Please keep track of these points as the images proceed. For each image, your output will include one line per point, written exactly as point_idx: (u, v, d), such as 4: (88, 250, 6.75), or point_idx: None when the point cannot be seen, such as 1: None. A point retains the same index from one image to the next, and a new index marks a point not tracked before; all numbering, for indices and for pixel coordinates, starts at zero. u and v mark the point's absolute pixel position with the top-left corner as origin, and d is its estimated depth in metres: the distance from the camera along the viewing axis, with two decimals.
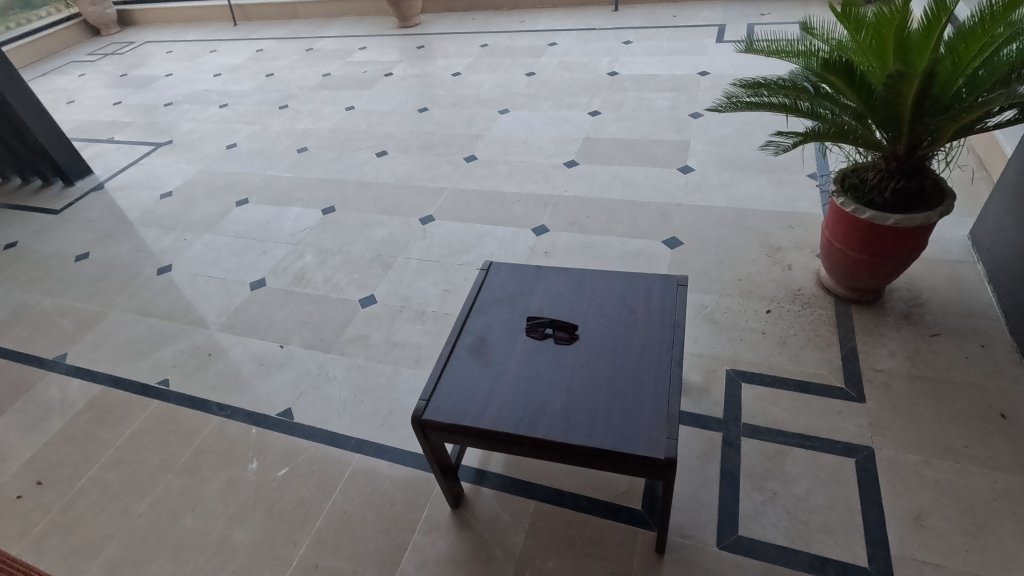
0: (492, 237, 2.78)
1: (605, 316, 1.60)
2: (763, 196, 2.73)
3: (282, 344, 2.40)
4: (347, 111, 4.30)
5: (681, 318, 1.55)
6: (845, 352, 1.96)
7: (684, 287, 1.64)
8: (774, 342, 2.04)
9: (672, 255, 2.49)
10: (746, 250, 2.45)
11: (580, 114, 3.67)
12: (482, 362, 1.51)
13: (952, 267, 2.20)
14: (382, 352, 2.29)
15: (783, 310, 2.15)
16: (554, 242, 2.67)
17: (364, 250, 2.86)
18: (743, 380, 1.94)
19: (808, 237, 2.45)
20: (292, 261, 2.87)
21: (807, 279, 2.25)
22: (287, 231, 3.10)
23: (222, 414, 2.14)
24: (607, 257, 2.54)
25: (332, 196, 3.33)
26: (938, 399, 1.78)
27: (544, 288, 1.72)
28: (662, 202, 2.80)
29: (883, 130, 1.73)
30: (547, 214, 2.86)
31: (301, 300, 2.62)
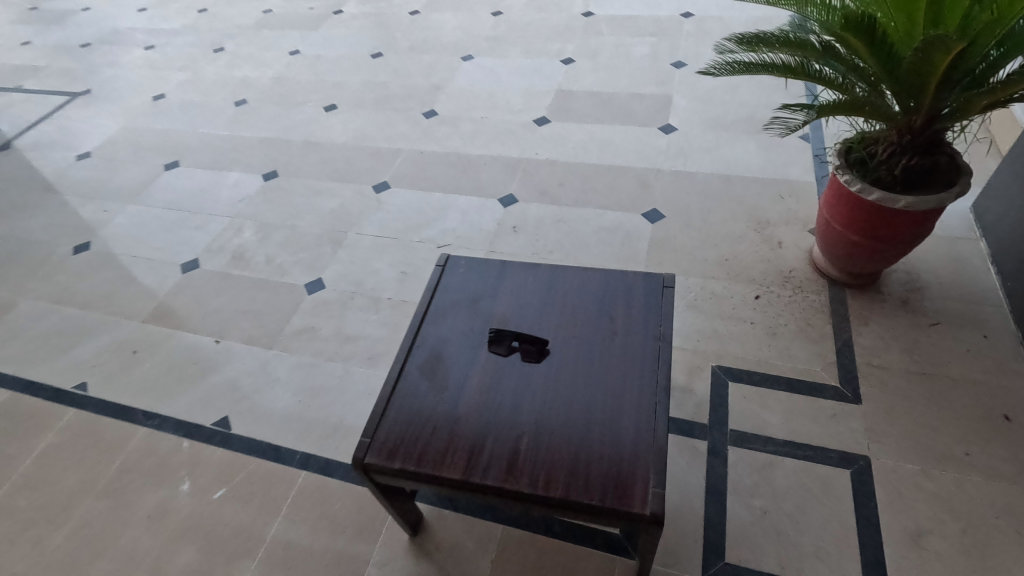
0: (455, 209, 2.49)
1: (580, 325, 1.38)
2: (752, 160, 2.49)
3: (218, 339, 2.13)
4: (291, 56, 3.82)
5: (666, 329, 1.33)
6: (839, 346, 1.80)
7: (671, 288, 1.42)
8: (763, 333, 1.86)
9: (653, 231, 2.26)
10: (733, 225, 2.23)
11: (552, 63, 3.31)
12: (436, 383, 1.29)
13: (952, 245, 2.03)
14: (331, 347, 2.04)
15: (773, 296, 1.96)
16: (524, 215, 2.41)
17: (312, 224, 2.54)
18: (730, 379, 1.76)
19: (799, 210, 2.24)
20: (229, 237, 2.54)
21: (799, 259, 2.06)
22: (223, 200, 2.74)
23: (149, 424, 1.90)
24: (582, 233, 2.30)
25: (274, 158, 2.96)
26: (938, 399, 1.64)
27: (509, 289, 1.48)
28: (642, 168, 2.54)
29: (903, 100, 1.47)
30: (515, 182, 2.58)
31: (240, 284, 2.32)
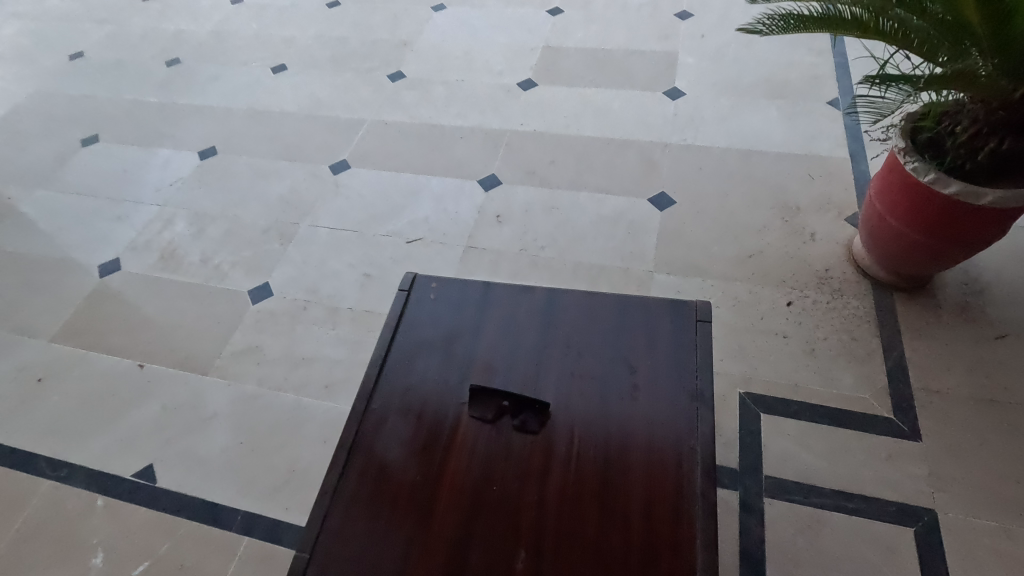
0: (427, 194, 2.11)
1: (591, 374, 1.05)
2: (774, 131, 2.13)
3: (142, 363, 1.76)
4: (233, 6, 3.28)
5: (706, 380, 1.01)
6: (890, 365, 1.50)
7: (706, 323, 1.08)
8: (798, 350, 1.56)
9: (662, 221, 1.91)
10: (756, 213, 1.89)
11: (537, 14, 2.86)
12: (399, 463, 0.96)
13: (1014, 236, 1.73)
14: (280, 373, 1.69)
15: (808, 303, 1.65)
16: (509, 202, 2.04)
17: (257, 213, 2.14)
18: (762, 410, 1.47)
19: (833, 192, 1.90)
20: (158, 230, 2.13)
21: (836, 256, 1.74)
22: (151, 184, 2.31)
23: (56, 476, 1.55)
24: (578, 223, 1.94)
25: (212, 131, 2.50)
26: (1013, 434, 1.37)
27: (495, 323, 1.14)
28: (646, 142, 2.16)
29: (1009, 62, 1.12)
30: (497, 160, 2.19)
31: (169, 291, 1.93)
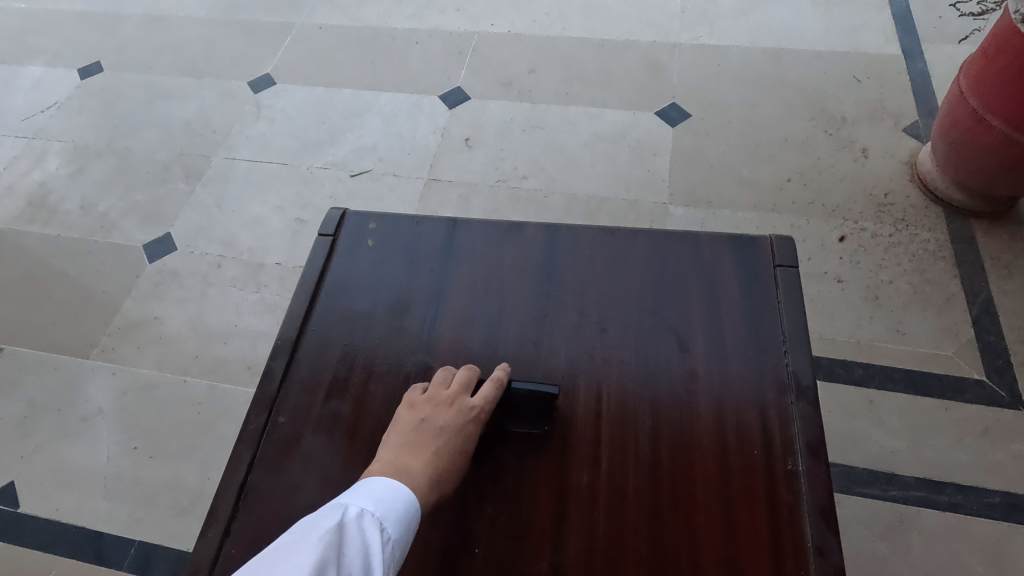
0: (375, 114, 1.66)
1: (621, 354, 0.67)
2: (806, 25, 1.71)
3: (1, 347, 1.32)
4: None
5: (800, 356, 0.65)
6: (977, 313, 1.18)
7: (789, 269, 0.71)
8: (859, 298, 1.22)
9: (675, 140, 1.51)
10: (792, 126, 1.51)
11: None
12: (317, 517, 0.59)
13: None
14: (188, 352, 1.29)
15: (865, 237, 1.30)
16: (480, 121, 1.60)
17: (154, 145, 1.66)
18: (818, 377, 1.13)
19: (886, 98, 1.52)
20: (24, 171, 1.64)
21: (896, 176, 1.38)
22: (15, 112, 1.78)
23: None
24: (569, 146, 1.53)
25: (97, 44, 1.96)
26: None
27: (469, 280, 0.75)
28: (649, 41, 1.73)
29: None
30: (463, 69, 1.73)
31: (38, 250, 1.47)
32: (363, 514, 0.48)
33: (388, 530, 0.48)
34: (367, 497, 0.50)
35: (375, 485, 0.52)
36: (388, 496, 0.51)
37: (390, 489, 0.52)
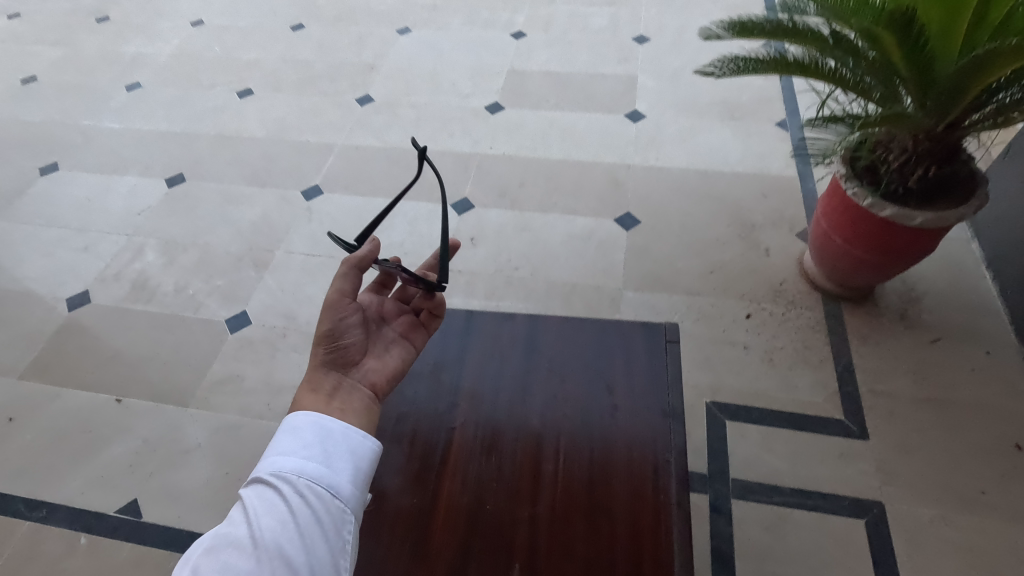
0: (401, 217, 2.16)
1: (571, 395, 1.13)
2: (728, 152, 2.27)
3: (118, 398, 1.74)
4: (194, 28, 3.24)
5: (677, 397, 1.10)
6: (841, 371, 1.64)
7: (675, 343, 1.18)
8: (759, 360, 1.68)
9: (629, 239, 2.01)
10: (716, 229, 2.02)
11: (501, 37, 2.95)
12: (394, 490, 1.01)
13: (946, 245, 1.89)
14: (263, 402, 1.71)
15: (765, 315, 1.78)
16: (482, 224, 2.11)
17: (228, 239, 2.14)
18: (727, 417, 1.57)
19: (784, 209, 2.05)
20: (127, 261, 2.10)
21: (789, 269, 1.88)
22: (117, 213, 2.27)
23: (35, 518, 1.52)
24: (550, 243, 2.03)
25: (180, 157, 2.48)
26: (950, 429, 1.51)
27: (480, 350, 1.21)
28: (611, 162, 2.27)
29: (927, 105, 1.29)
30: (469, 182, 2.26)
31: (142, 323, 1.92)
32: (278, 453, 0.71)
33: (296, 460, 0.70)
34: (287, 437, 0.74)
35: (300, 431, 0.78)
36: (300, 426, 0.74)
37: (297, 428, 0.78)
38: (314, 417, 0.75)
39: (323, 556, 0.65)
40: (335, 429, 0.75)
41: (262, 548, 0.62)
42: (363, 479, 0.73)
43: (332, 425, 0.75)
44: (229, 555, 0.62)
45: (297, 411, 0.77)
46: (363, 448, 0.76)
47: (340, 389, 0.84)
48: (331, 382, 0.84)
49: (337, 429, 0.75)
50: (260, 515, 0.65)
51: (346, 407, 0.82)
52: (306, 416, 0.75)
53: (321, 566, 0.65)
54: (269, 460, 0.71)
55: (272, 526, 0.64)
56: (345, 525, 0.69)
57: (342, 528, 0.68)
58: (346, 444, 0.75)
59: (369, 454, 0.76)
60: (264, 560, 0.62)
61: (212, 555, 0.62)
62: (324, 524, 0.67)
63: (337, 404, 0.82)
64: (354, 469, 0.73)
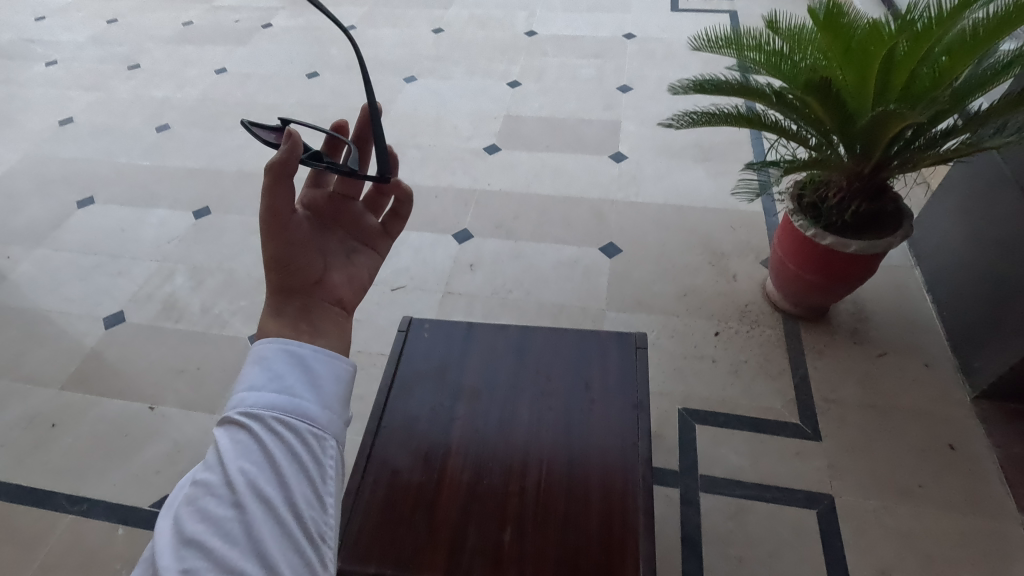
0: (407, 245, 2.39)
1: (555, 392, 1.33)
2: (702, 189, 2.53)
3: (151, 406, 1.93)
4: (218, 75, 3.55)
5: (644, 393, 1.31)
6: (798, 381, 1.85)
7: (644, 349, 1.39)
8: (726, 371, 1.89)
9: (612, 266, 2.25)
10: (690, 257, 2.26)
11: (499, 85, 3.26)
12: (407, 469, 1.21)
13: (892, 272, 2.13)
14: None
15: (732, 332, 2.00)
16: (480, 252, 2.34)
17: (250, 265, 2.37)
18: (697, 421, 1.77)
19: (751, 240, 2.29)
20: (158, 284, 2.32)
21: (754, 293, 2.11)
22: (149, 242, 2.50)
23: (76, 511, 1.69)
24: (541, 269, 2.26)
25: (206, 192, 2.73)
26: (891, 431, 1.71)
27: (478, 356, 1.42)
28: (596, 198, 2.53)
29: (853, 152, 1.55)
30: (469, 215, 2.50)
31: (173, 339, 2.12)
32: (243, 388, 0.58)
33: (269, 387, 0.58)
34: (250, 369, 0.60)
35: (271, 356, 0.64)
36: (266, 355, 0.61)
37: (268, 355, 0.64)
38: (280, 344, 0.62)
39: (313, 493, 0.53)
40: (305, 354, 0.63)
41: (242, 486, 0.49)
42: (340, 406, 0.62)
43: (301, 350, 0.63)
44: (205, 505, 0.48)
45: (258, 342, 0.63)
46: (337, 372, 0.64)
47: (306, 311, 0.72)
48: (294, 307, 0.71)
49: (306, 355, 0.63)
50: (233, 457, 0.52)
51: (315, 331, 0.69)
52: (270, 343, 0.63)
53: (309, 500, 0.52)
54: (234, 398, 0.57)
55: (250, 466, 0.51)
56: (330, 453, 0.57)
57: (327, 457, 0.56)
58: (318, 372, 0.62)
59: (344, 378, 0.65)
60: (250, 500, 0.49)
61: (185, 509, 0.48)
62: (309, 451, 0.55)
63: (303, 329, 0.69)
64: (328, 393, 0.61)
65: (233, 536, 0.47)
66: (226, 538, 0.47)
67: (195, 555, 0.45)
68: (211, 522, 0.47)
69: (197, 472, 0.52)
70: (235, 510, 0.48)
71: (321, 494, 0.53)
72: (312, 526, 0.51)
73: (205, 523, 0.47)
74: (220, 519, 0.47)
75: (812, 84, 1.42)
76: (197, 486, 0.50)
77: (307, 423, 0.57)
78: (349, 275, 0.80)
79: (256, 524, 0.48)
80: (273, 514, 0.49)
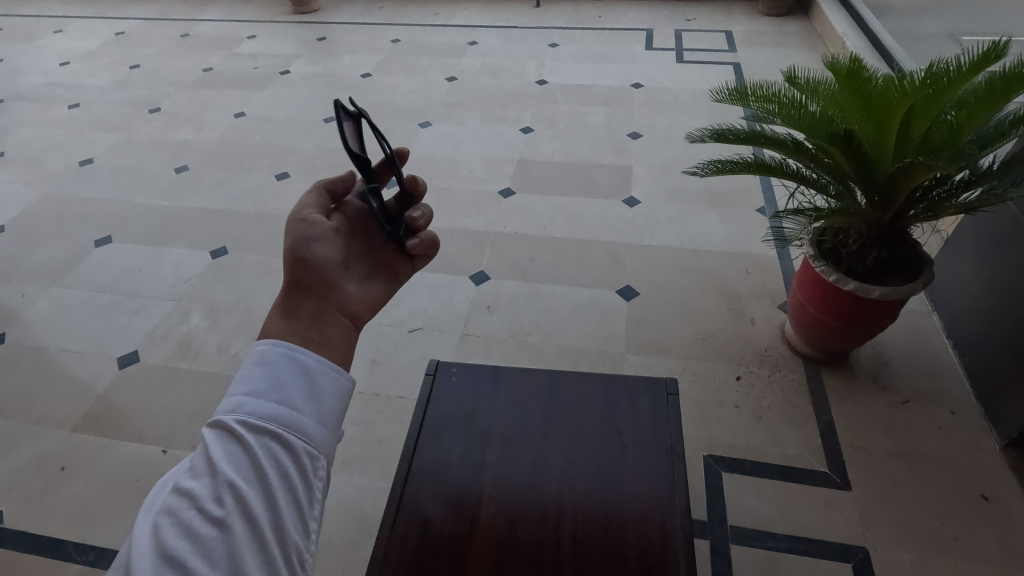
0: (424, 286, 2.39)
1: (587, 438, 1.31)
2: (715, 233, 2.57)
3: (165, 449, 1.89)
4: (236, 119, 3.64)
5: (678, 441, 1.29)
6: (823, 427, 1.82)
7: (675, 395, 1.38)
8: (749, 417, 1.87)
9: (629, 309, 2.25)
10: (706, 301, 2.26)
11: (511, 130, 3.34)
12: (438, 517, 1.18)
13: (910, 318, 2.14)
14: None
15: (753, 377, 1.98)
16: (497, 294, 2.35)
17: (267, 305, 2.37)
18: (723, 469, 1.74)
19: (766, 284, 2.31)
20: (174, 324, 2.31)
21: (773, 337, 2.11)
22: (166, 281, 2.50)
23: (84, 560, 1.63)
24: (559, 311, 2.26)
25: (223, 232, 2.76)
26: (921, 480, 1.68)
27: (507, 400, 1.41)
28: (611, 241, 2.56)
29: (873, 200, 1.58)
30: (485, 257, 2.52)
31: (188, 380, 2.10)
32: (241, 393, 0.57)
33: (266, 399, 0.57)
34: (249, 373, 0.59)
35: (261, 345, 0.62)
36: (269, 360, 0.60)
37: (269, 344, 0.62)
38: (286, 350, 0.61)
39: (298, 517, 0.53)
40: (309, 367, 0.62)
41: (231, 505, 0.49)
42: (335, 423, 0.61)
43: (306, 360, 0.62)
44: (189, 519, 0.48)
45: (260, 344, 0.62)
46: (338, 388, 0.63)
47: (319, 316, 0.70)
48: (307, 310, 0.70)
49: (310, 366, 0.62)
50: (225, 469, 0.51)
51: (325, 341, 0.67)
52: (274, 349, 0.61)
53: (295, 523, 0.52)
54: (230, 401, 0.56)
55: (240, 481, 0.51)
56: (317, 473, 0.57)
57: (314, 477, 0.56)
58: (319, 386, 0.61)
59: (343, 395, 0.63)
60: (236, 520, 0.48)
61: (167, 518, 0.48)
62: (298, 473, 0.54)
63: (313, 337, 0.66)
64: (325, 409, 0.60)
65: (213, 555, 0.47)
66: (206, 556, 0.46)
67: (173, 570, 0.45)
68: (194, 539, 0.47)
69: (182, 478, 0.51)
70: (217, 527, 0.48)
71: (303, 517, 0.53)
72: (295, 552, 0.50)
73: (188, 537, 0.47)
74: (204, 536, 0.47)
75: (834, 136, 1.45)
76: (182, 494, 0.50)
77: (301, 442, 0.56)
78: (363, 290, 0.79)
79: (241, 545, 0.48)
80: (256, 535, 0.49)
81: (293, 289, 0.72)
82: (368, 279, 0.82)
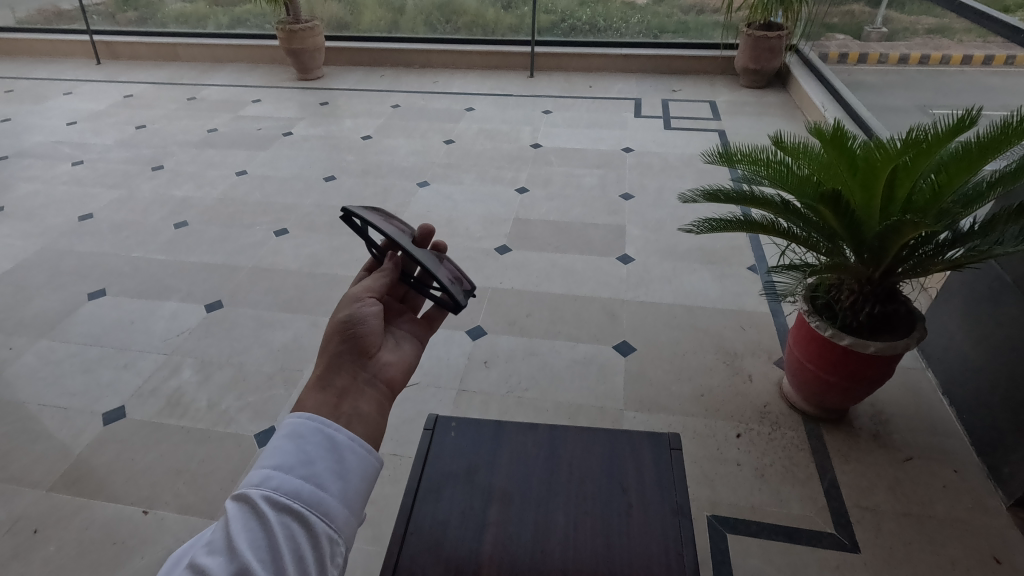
0: None
1: (591, 497, 1.28)
2: (708, 290, 2.61)
3: (146, 510, 1.80)
4: (238, 176, 3.73)
5: (684, 498, 1.25)
6: (827, 487, 1.79)
7: (678, 451, 1.36)
8: (752, 475, 1.83)
9: (626, 364, 2.25)
10: (703, 357, 2.27)
11: (507, 190, 3.45)
12: None
13: (905, 375, 2.16)
14: None
15: (753, 434, 1.96)
16: (495, 349, 2.34)
17: (261, 360, 2.34)
18: (728, 530, 1.69)
19: (762, 340, 2.33)
20: (164, 378, 2.27)
21: (771, 393, 2.10)
22: (158, 335, 2.48)
23: None
24: (556, 366, 2.25)
25: (219, 286, 2.76)
26: (931, 542, 1.64)
27: (507, 456, 1.37)
28: (607, 297, 2.59)
29: (863, 258, 1.63)
30: (482, 312, 2.53)
31: (175, 436, 2.04)
32: (269, 466, 0.59)
33: (292, 477, 0.59)
34: (281, 446, 0.62)
35: (292, 418, 0.65)
36: (301, 435, 0.63)
37: (298, 416, 0.65)
38: (319, 424, 0.65)
39: None
40: (339, 443, 0.64)
41: None
42: (358, 505, 0.63)
43: (337, 437, 0.65)
44: None
45: (294, 416, 0.65)
46: (365, 467, 0.65)
47: (350, 390, 0.74)
48: (338, 388, 0.73)
49: (340, 444, 0.64)
50: (242, 548, 0.53)
51: (357, 414, 0.70)
52: (308, 423, 0.64)
53: None
54: (258, 474, 0.58)
55: (254, 561, 0.53)
56: (333, 557, 0.58)
57: (330, 563, 0.57)
58: (346, 464, 0.63)
59: (369, 475, 0.65)
60: None
61: None
62: (311, 558, 0.56)
63: (346, 409, 0.70)
64: (350, 489, 0.62)
65: None
66: None
67: None
68: None
69: (199, 552, 0.54)
70: None
71: None
72: None
73: None
74: None
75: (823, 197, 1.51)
76: (196, 570, 0.52)
77: (321, 524, 0.58)
78: (397, 356, 0.84)
79: None
80: None
81: (335, 357, 0.77)
82: (398, 346, 0.87)
